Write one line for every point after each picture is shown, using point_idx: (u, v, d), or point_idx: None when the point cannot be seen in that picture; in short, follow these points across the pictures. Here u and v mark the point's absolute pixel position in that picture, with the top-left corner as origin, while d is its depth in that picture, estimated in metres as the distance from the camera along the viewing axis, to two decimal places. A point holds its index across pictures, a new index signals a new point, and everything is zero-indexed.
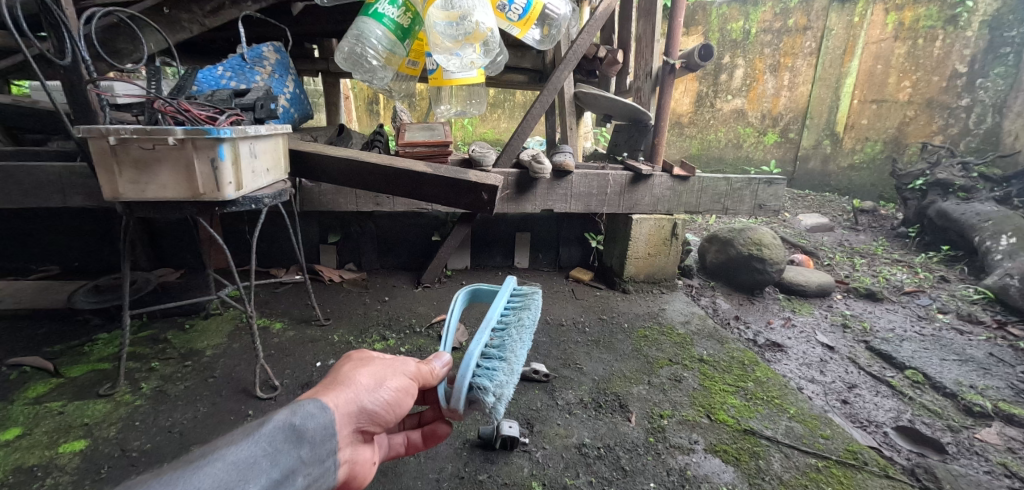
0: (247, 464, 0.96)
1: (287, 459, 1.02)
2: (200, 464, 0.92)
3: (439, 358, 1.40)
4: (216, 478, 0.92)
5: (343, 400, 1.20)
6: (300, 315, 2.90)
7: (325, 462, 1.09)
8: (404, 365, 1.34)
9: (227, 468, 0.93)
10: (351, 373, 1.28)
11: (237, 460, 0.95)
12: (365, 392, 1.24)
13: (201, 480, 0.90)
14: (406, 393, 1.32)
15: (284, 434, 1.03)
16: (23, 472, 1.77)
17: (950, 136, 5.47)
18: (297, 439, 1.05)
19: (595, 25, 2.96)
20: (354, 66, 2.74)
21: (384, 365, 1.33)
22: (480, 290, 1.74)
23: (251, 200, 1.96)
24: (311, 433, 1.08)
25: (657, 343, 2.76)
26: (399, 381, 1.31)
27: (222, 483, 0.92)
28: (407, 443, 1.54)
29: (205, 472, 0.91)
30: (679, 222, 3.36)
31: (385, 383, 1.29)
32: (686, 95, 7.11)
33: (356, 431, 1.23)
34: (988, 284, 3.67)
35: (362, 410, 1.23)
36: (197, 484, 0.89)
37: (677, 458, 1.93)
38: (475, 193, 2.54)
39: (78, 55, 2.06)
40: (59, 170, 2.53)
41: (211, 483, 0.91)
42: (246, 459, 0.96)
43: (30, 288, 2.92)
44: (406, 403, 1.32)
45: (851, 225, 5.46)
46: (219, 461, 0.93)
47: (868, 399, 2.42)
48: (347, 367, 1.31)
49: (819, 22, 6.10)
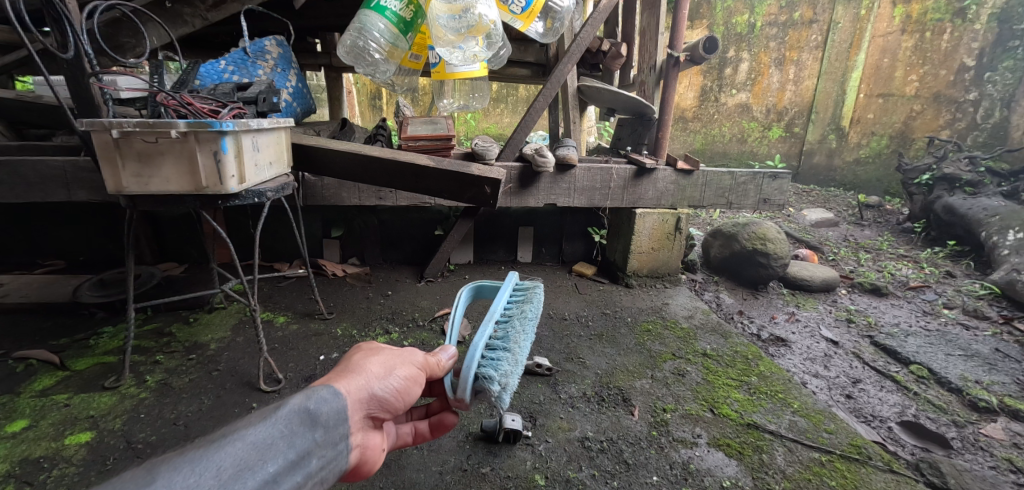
0: (266, 444, 0.96)
1: (302, 443, 1.01)
2: (221, 443, 0.92)
3: (446, 350, 1.41)
4: (237, 457, 0.92)
5: (355, 386, 1.19)
6: (303, 308, 2.91)
7: (338, 445, 1.09)
8: (412, 355, 1.34)
9: (247, 447, 0.94)
10: (361, 361, 1.28)
11: (256, 441, 0.95)
12: (375, 379, 1.24)
13: (224, 459, 0.91)
14: (415, 381, 1.32)
15: (299, 417, 1.03)
16: (30, 464, 1.79)
17: (957, 131, 5.51)
18: (311, 422, 1.05)
19: (598, 17, 2.91)
20: (356, 59, 2.72)
21: (394, 354, 1.33)
22: (483, 287, 1.73)
23: (255, 194, 1.98)
24: (325, 418, 1.08)
25: (659, 337, 2.75)
26: (409, 370, 1.31)
27: (241, 463, 0.92)
28: (415, 433, 1.53)
29: (226, 450, 0.92)
30: (683, 217, 3.33)
31: (394, 371, 1.29)
32: (690, 89, 6.83)
33: (367, 417, 1.23)
34: (995, 280, 3.63)
35: (372, 396, 1.23)
36: (219, 462, 0.90)
37: (680, 452, 1.93)
38: (478, 187, 2.51)
39: (81, 49, 2.05)
40: (64, 163, 2.53)
41: (233, 462, 0.91)
42: (264, 439, 0.96)
43: (36, 282, 2.94)
44: (414, 391, 1.32)
45: (856, 220, 5.42)
46: (238, 441, 0.93)
47: (872, 395, 2.40)
48: (358, 355, 1.31)
49: (825, 15, 6.03)
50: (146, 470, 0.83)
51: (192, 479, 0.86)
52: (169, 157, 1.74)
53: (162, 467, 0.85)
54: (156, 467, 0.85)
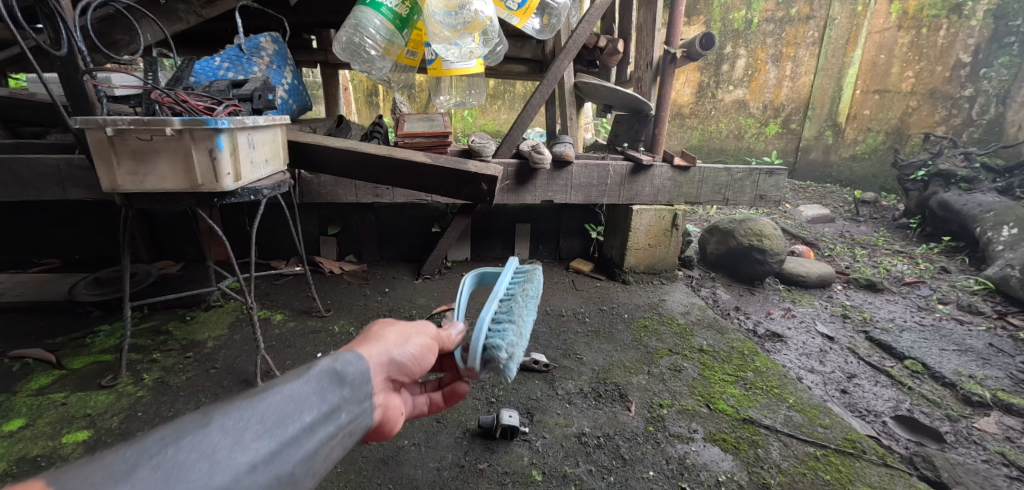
0: (303, 397, 0.95)
1: (333, 399, 1.01)
2: (263, 394, 0.91)
3: (455, 325, 1.41)
4: (278, 407, 0.91)
5: (375, 351, 1.20)
6: (301, 306, 2.91)
7: (364, 403, 1.08)
8: (425, 326, 1.35)
9: (285, 399, 0.93)
10: (379, 330, 1.28)
11: (294, 394, 0.95)
12: (394, 345, 1.24)
13: (266, 409, 0.90)
14: (429, 349, 1.33)
15: (329, 376, 1.03)
16: (27, 463, 1.78)
17: (953, 127, 5.54)
18: (340, 381, 1.04)
19: (595, 14, 2.91)
20: (352, 56, 2.71)
21: (407, 325, 1.34)
22: (486, 274, 1.68)
23: (250, 191, 1.97)
24: (351, 378, 1.07)
25: (657, 333, 2.76)
26: (423, 339, 1.32)
27: (282, 413, 0.91)
28: (430, 403, 1.52)
29: (269, 401, 0.91)
30: (679, 213, 3.35)
31: (411, 339, 1.29)
32: (687, 85, 6.76)
33: (388, 381, 1.23)
34: (989, 275, 3.65)
35: (392, 361, 1.23)
36: (263, 410, 0.89)
37: (677, 447, 1.94)
38: (475, 184, 2.48)
39: (73, 46, 2.02)
40: (57, 161, 2.51)
41: (275, 411, 0.90)
42: (300, 393, 0.96)
43: (31, 281, 2.93)
44: (429, 358, 1.33)
45: (852, 216, 5.45)
46: (277, 393, 0.93)
47: (868, 389, 2.42)
48: (374, 326, 1.31)
49: (823, 11, 6.02)
50: (202, 415, 0.84)
51: (241, 422, 0.86)
52: (163, 154, 1.73)
53: (217, 412, 0.85)
54: (212, 412, 0.85)
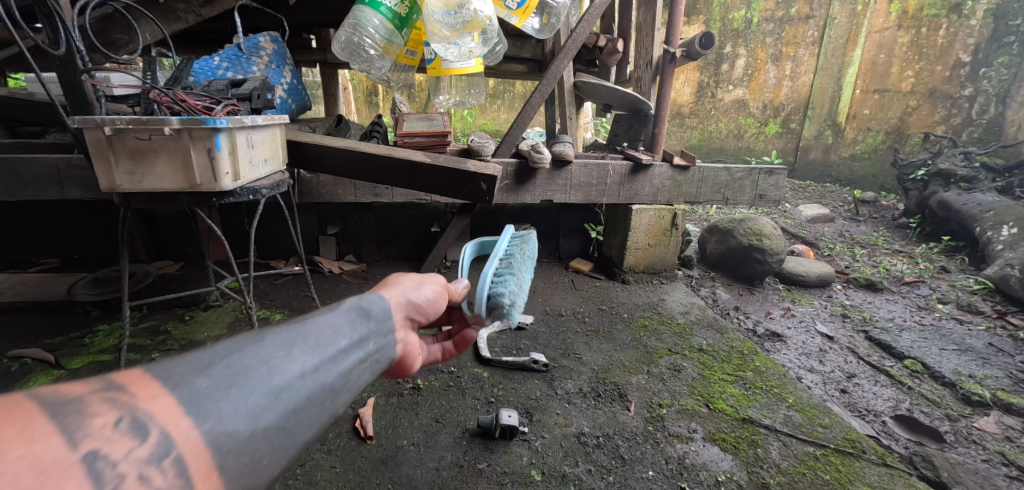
0: (338, 325, 0.97)
1: (363, 327, 1.02)
2: (302, 321, 0.93)
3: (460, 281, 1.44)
4: (318, 330, 0.92)
5: (394, 293, 1.18)
6: (300, 306, 2.90)
7: (389, 337, 1.08)
8: (435, 275, 1.33)
9: (323, 325, 0.94)
10: (393, 277, 1.26)
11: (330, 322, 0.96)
12: (410, 289, 1.23)
13: (309, 328, 0.92)
14: (442, 294, 1.31)
15: (357, 311, 1.04)
16: None
17: (953, 126, 5.54)
18: (367, 315, 1.05)
19: (595, 13, 2.90)
20: (351, 55, 2.72)
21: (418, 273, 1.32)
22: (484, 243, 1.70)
23: (249, 191, 1.96)
24: (376, 314, 1.08)
25: (656, 333, 2.76)
26: (436, 285, 1.30)
27: (322, 337, 0.92)
28: (443, 351, 1.49)
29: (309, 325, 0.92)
30: (679, 213, 3.35)
31: (426, 284, 1.28)
32: (687, 85, 6.84)
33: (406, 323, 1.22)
34: (989, 274, 3.64)
35: (411, 304, 1.21)
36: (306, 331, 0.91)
37: (676, 447, 1.94)
38: (474, 184, 2.48)
39: (72, 46, 2.02)
40: (56, 161, 2.51)
41: (315, 334, 0.92)
42: (335, 322, 0.97)
43: (30, 281, 2.93)
44: (443, 304, 1.31)
45: (851, 216, 5.46)
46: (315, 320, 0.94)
47: (867, 389, 2.42)
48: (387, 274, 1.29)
49: (822, 11, 6.03)
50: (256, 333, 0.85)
51: (288, 340, 0.87)
52: (161, 154, 1.73)
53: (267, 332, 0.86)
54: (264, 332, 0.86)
